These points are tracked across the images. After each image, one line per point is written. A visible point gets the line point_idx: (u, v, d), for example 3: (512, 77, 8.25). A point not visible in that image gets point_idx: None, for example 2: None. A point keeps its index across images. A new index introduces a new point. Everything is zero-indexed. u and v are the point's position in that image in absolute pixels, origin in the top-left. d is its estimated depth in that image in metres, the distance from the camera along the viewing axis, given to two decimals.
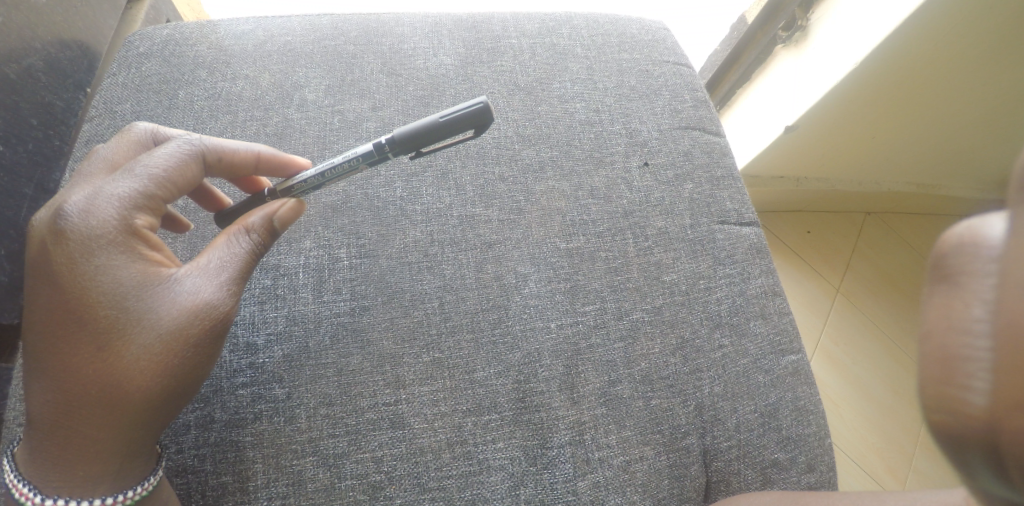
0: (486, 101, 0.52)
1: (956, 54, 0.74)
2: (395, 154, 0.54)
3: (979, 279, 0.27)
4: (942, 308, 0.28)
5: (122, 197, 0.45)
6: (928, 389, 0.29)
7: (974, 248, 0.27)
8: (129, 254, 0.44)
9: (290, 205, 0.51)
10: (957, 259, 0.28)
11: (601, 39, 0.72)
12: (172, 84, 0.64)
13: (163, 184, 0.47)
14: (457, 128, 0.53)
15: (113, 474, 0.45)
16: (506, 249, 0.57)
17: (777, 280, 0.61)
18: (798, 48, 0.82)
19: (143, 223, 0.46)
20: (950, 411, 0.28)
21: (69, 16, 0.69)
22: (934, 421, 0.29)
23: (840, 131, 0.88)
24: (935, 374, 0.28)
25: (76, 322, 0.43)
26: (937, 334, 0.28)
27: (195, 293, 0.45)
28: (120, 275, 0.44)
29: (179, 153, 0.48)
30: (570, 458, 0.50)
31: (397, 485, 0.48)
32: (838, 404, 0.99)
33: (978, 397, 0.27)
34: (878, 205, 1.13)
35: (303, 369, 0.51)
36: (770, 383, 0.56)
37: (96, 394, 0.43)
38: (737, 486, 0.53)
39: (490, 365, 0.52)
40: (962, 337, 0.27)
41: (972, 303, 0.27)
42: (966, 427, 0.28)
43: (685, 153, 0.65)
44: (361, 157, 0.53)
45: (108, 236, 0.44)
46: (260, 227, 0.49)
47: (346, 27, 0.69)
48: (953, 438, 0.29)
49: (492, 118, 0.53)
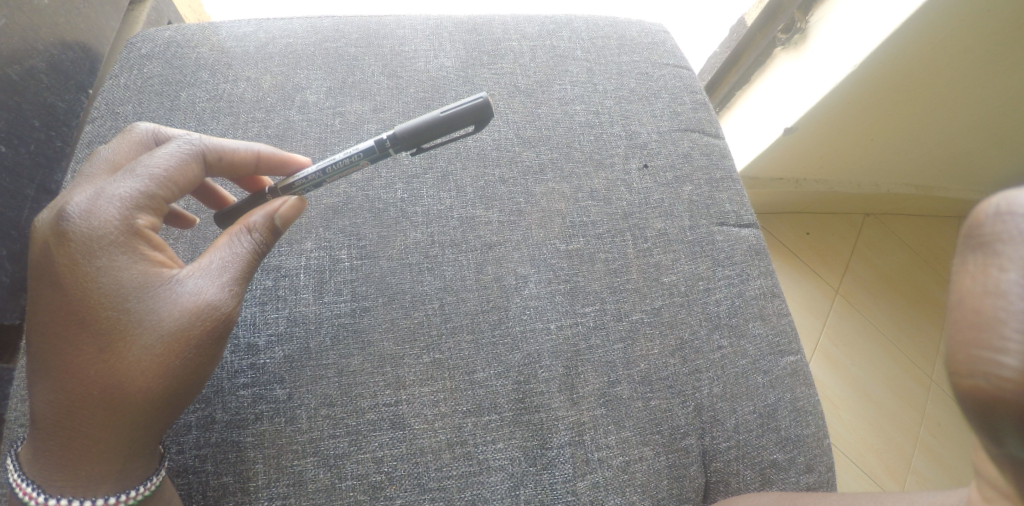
0: (486, 97, 0.53)
1: (960, 54, 0.74)
2: (396, 151, 0.54)
3: (1012, 250, 0.31)
4: (977, 275, 0.32)
5: (124, 197, 0.45)
6: (959, 353, 0.32)
7: (1007, 222, 0.31)
8: (131, 254, 0.45)
9: (292, 203, 0.51)
10: (987, 232, 0.32)
11: (601, 41, 0.72)
12: (173, 86, 0.64)
13: (165, 184, 0.47)
14: (457, 123, 0.53)
15: (116, 474, 0.45)
16: (507, 251, 0.57)
17: (775, 282, 0.62)
18: (797, 50, 0.83)
19: (145, 223, 0.46)
20: (982, 374, 0.31)
21: (71, 18, 0.69)
22: (965, 387, 0.31)
23: (841, 132, 0.89)
24: (968, 336, 0.31)
25: (79, 323, 0.43)
26: (972, 298, 0.32)
27: (198, 293, 0.45)
28: (123, 275, 0.44)
29: (180, 153, 0.48)
30: (570, 458, 0.50)
31: (398, 485, 0.48)
32: (838, 405, 0.99)
33: (1012, 360, 0.30)
34: (878, 207, 1.13)
35: (304, 369, 0.51)
36: (769, 383, 0.57)
37: (99, 394, 0.43)
38: (736, 487, 0.53)
39: (491, 365, 0.52)
40: (997, 301, 0.31)
41: (1007, 270, 0.31)
42: (999, 389, 0.30)
43: (685, 155, 0.65)
44: (362, 153, 0.53)
45: (110, 237, 0.44)
46: (262, 227, 0.49)
47: (347, 30, 0.70)
48: (980, 402, 0.31)
49: (491, 113, 0.53)
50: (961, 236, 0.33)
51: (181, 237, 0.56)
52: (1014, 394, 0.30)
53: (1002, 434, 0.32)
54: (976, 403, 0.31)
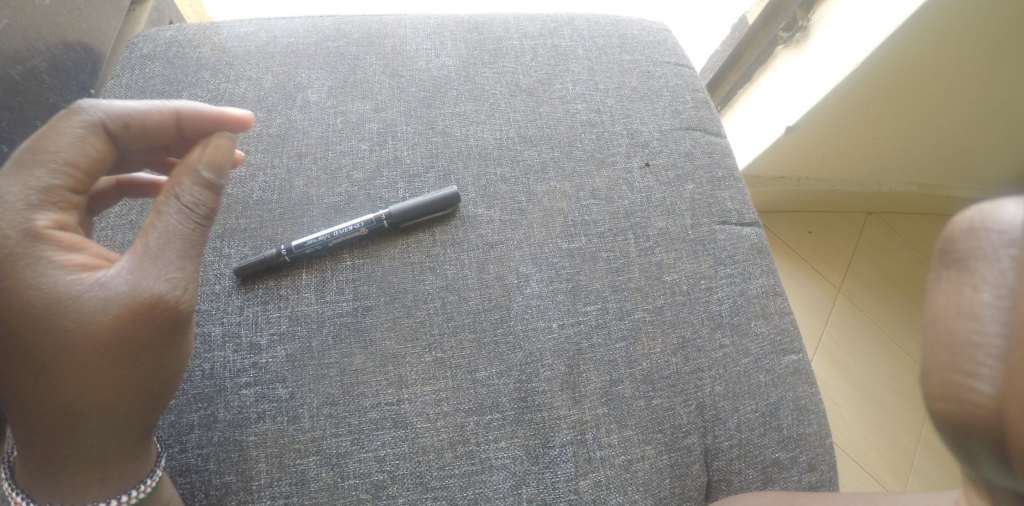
0: (455, 190, 0.58)
1: (958, 55, 0.74)
2: (391, 228, 0.58)
3: (985, 268, 0.31)
4: (951, 293, 0.32)
5: (18, 197, 0.43)
6: (934, 376, 0.32)
7: (979, 238, 0.32)
8: (38, 264, 0.42)
9: (213, 150, 0.48)
10: (962, 247, 0.32)
11: (602, 40, 0.72)
12: (174, 86, 0.64)
13: (61, 171, 0.44)
14: (425, 212, 0.58)
15: (99, 483, 0.44)
16: (508, 250, 0.57)
17: (777, 280, 0.62)
18: (798, 48, 0.83)
19: (48, 222, 0.43)
20: (955, 398, 0.31)
21: (72, 18, 0.69)
22: (938, 410, 0.32)
23: (840, 130, 0.88)
24: (942, 360, 0.32)
25: (8, 350, 0.41)
26: (947, 319, 0.32)
27: (131, 288, 0.42)
28: (38, 293, 0.42)
29: (74, 130, 0.45)
30: (573, 457, 0.50)
31: (400, 484, 0.48)
32: (838, 404, 0.99)
33: (985, 386, 0.30)
34: (879, 205, 1.13)
35: (306, 369, 0.51)
36: (771, 382, 0.56)
37: (44, 413, 0.42)
38: (738, 486, 0.53)
39: (492, 364, 0.53)
40: (970, 323, 0.31)
41: (980, 290, 0.31)
42: (971, 415, 0.30)
43: (686, 153, 0.65)
44: (363, 225, 0.56)
45: (11, 251, 0.42)
46: (190, 191, 0.46)
47: (347, 29, 0.70)
48: (956, 427, 0.31)
49: (460, 203, 0.58)
50: (936, 250, 0.34)
51: None
52: (987, 421, 0.30)
53: (980, 460, 0.31)
54: (951, 429, 0.31)
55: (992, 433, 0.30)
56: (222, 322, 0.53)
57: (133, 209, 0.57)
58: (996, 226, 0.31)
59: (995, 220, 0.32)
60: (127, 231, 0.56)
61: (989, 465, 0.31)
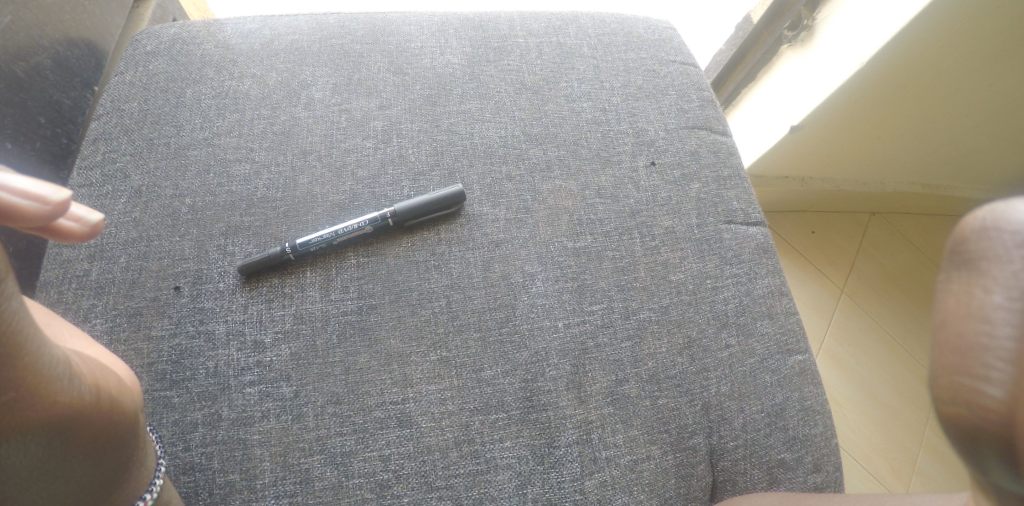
0: (461, 189, 0.58)
1: (963, 55, 0.74)
2: (396, 227, 0.57)
3: (997, 269, 0.31)
4: (961, 295, 0.32)
5: None
6: (943, 380, 0.31)
7: (991, 239, 0.31)
8: None
9: None
10: (973, 247, 0.32)
11: (608, 38, 0.72)
12: (179, 83, 0.64)
13: None
14: (431, 210, 0.57)
15: None
16: (514, 249, 0.57)
17: (783, 280, 0.61)
18: (804, 47, 0.82)
19: None
20: (964, 401, 0.30)
21: (77, 15, 0.69)
22: (946, 412, 0.31)
23: (845, 130, 0.88)
24: (951, 364, 0.31)
25: None
26: (957, 321, 0.31)
27: None
28: None
29: None
30: (578, 457, 0.50)
31: (405, 484, 0.48)
32: (841, 404, 0.99)
33: (996, 390, 0.30)
34: (883, 204, 1.12)
35: (311, 367, 0.51)
36: (777, 382, 0.56)
37: None
38: (743, 486, 0.53)
39: (498, 363, 0.52)
40: (981, 325, 0.31)
41: (991, 292, 0.31)
42: (980, 419, 0.30)
43: (692, 153, 0.65)
44: (367, 223, 0.56)
45: None
46: None
47: (352, 27, 0.70)
48: (964, 430, 0.31)
49: (465, 202, 0.58)
50: (946, 251, 0.34)
51: (185, 236, 0.56)
52: (998, 425, 0.30)
53: (990, 464, 0.31)
54: (960, 432, 0.31)
55: (1001, 436, 0.30)
56: (226, 320, 0.53)
57: (136, 206, 0.57)
58: (1009, 226, 0.31)
59: (1007, 220, 0.32)
60: (131, 227, 0.56)
61: (1000, 471, 0.31)
